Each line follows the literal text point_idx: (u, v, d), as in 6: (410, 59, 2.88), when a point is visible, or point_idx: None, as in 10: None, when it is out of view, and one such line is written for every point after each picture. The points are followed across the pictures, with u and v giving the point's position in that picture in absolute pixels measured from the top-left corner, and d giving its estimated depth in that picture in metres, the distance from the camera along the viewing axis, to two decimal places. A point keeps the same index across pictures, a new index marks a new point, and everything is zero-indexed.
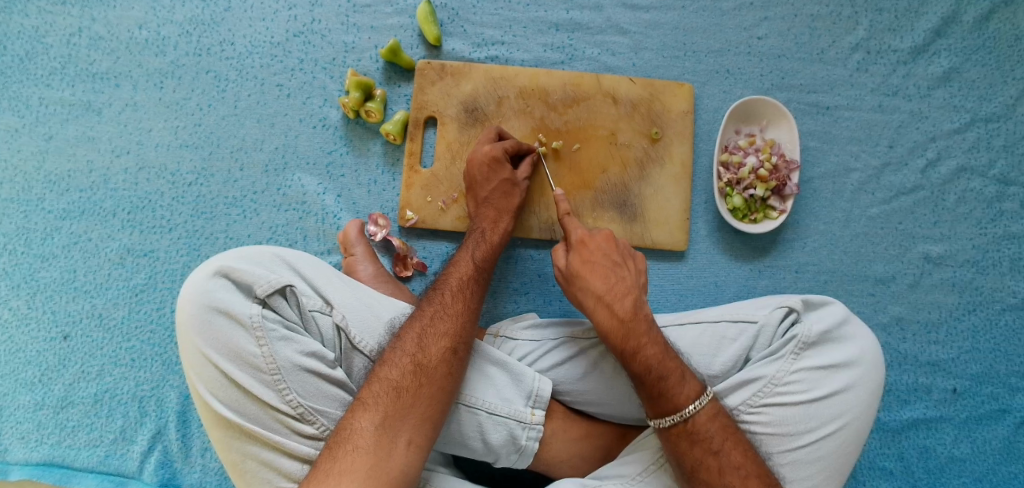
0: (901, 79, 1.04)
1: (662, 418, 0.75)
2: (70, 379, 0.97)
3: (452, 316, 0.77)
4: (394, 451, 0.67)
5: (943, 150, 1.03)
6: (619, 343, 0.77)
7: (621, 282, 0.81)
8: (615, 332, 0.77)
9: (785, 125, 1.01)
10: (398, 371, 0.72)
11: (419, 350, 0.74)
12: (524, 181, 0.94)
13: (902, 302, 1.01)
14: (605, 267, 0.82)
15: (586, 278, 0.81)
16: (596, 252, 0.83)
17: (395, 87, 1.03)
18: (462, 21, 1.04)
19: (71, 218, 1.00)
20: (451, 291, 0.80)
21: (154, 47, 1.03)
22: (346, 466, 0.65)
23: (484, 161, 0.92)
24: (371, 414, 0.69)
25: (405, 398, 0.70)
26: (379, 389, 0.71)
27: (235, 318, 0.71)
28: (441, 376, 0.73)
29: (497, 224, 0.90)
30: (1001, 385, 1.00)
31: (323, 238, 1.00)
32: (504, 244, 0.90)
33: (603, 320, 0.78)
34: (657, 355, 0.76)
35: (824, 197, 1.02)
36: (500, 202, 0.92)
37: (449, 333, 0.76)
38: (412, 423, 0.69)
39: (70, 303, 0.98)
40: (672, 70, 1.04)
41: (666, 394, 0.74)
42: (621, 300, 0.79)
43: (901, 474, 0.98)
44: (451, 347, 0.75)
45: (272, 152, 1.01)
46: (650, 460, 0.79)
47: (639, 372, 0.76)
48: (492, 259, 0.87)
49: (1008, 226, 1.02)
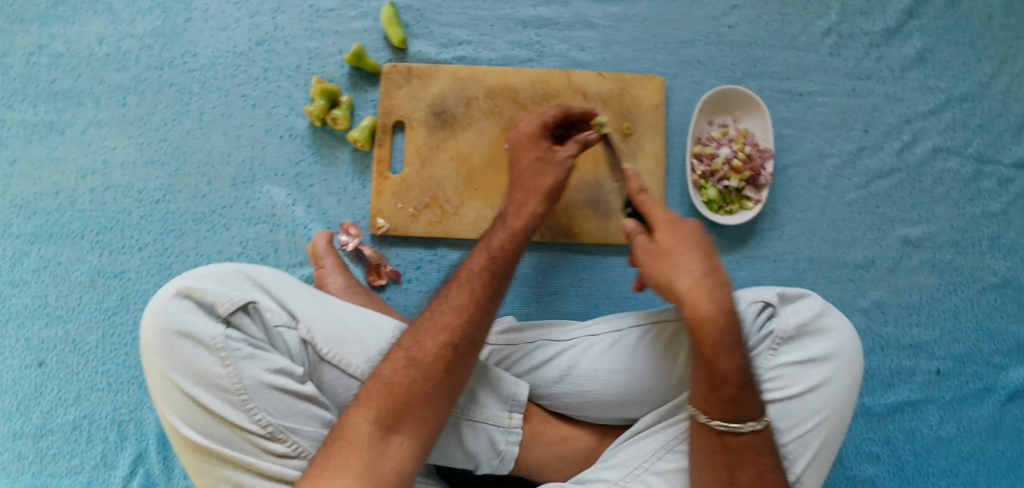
0: (875, 61, 1.03)
1: (727, 423, 0.69)
2: (47, 406, 0.96)
3: (456, 308, 0.72)
4: (389, 447, 0.65)
5: (920, 131, 1.02)
6: (713, 337, 0.68)
7: (722, 270, 0.71)
8: (709, 321, 0.68)
9: (758, 114, 0.99)
10: (392, 368, 0.69)
11: (415, 344, 0.70)
12: (564, 160, 0.85)
13: (882, 286, 1.00)
14: (699, 251, 0.72)
15: (677, 256, 0.72)
16: (686, 232, 0.74)
17: (361, 92, 1.01)
18: (427, 21, 1.02)
19: (40, 242, 0.99)
20: (459, 284, 0.75)
21: (115, 62, 1.02)
22: (338, 463, 0.63)
23: (520, 137, 0.88)
24: (364, 410, 0.66)
25: (398, 397, 0.67)
26: (372, 385, 0.68)
27: (198, 340, 0.71)
28: (438, 373, 0.69)
29: (524, 207, 0.82)
30: (985, 364, 1.00)
31: (295, 250, 0.98)
32: (531, 230, 0.82)
33: (703, 304, 0.68)
34: (738, 353, 0.69)
35: (799, 184, 1.01)
36: (531, 181, 0.84)
37: (449, 327, 0.71)
38: (410, 420, 0.66)
39: (43, 329, 0.97)
40: (643, 62, 1.02)
41: (742, 403, 0.69)
42: (723, 286, 0.70)
43: (888, 458, 0.98)
44: (451, 342, 0.70)
45: (240, 165, 1.00)
46: (633, 464, 0.79)
47: (727, 373, 0.68)
48: (517, 248, 0.80)
49: (987, 204, 1.01)
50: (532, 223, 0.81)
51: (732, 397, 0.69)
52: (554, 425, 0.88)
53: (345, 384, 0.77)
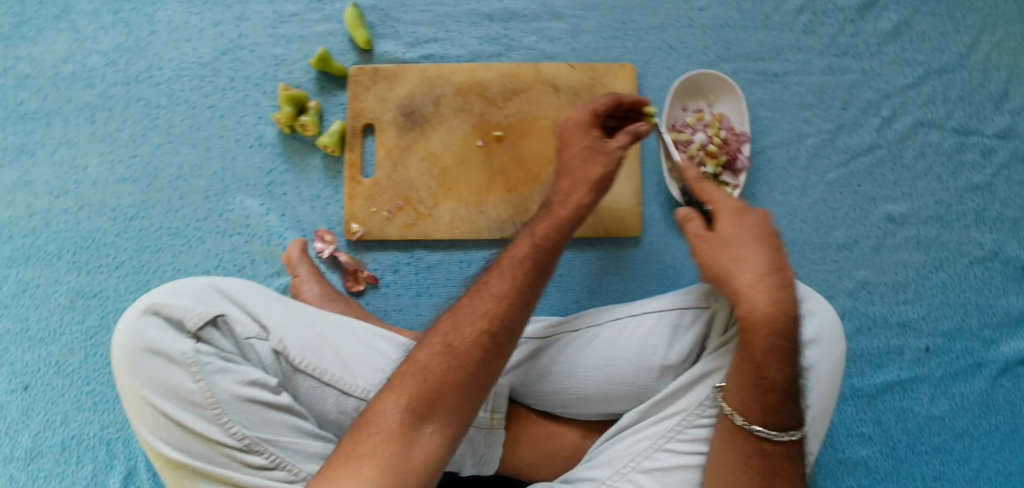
0: (850, 37, 1.01)
1: (768, 430, 0.68)
2: (35, 429, 0.95)
3: (494, 296, 0.67)
4: (418, 437, 0.60)
5: (899, 106, 1.00)
6: (765, 339, 0.67)
7: (787, 270, 0.70)
8: (764, 322, 0.67)
9: (732, 98, 0.98)
10: (428, 353, 0.64)
11: (452, 331, 0.65)
12: (616, 151, 0.80)
13: (867, 265, 0.99)
14: (766, 254, 0.70)
15: (741, 251, 0.71)
16: (750, 224, 0.73)
17: (329, 96, 1.00)
18: (392, 21, 1.01)
19: (18, 265, 0.99)
20: (500, 270, 0.69)
21: (82, 81, 1.01)
22: (366, 451, 0.58)
23: (572, 125, 0.83)
24: (396, 396, 0.61)
25: (432, 383, 0.62)
26: (406, 370, 0.63)
27: (168, 357, 0.70)
28: (475, 361, 0.63)
29: (571, 196, 0.77)
30: (974, 339, 0.98)
31: (271, 260, 0.97)
32: (576, 220, 0.77)
33: (761, 302, 0.67)
34: (789, 362, 0.67)
35: (778, 166, 0.99)
36: (579, 169, 0.79)
37: (488, 315, 0.65)
38: (443, 409, 0.61)
39: (27, 353, 0.97)
40: (614, 50, 1.01)
41: (782, 411, 0.68)
42: (786, 288, 0.68)
43: (881, 439, 0.96)
44: (490, 330, 0.65)
45: (211, 177, 0.99)
46: (621, 463, 0.75)
47: (773, 377, 0.67)
48: (561, 236, 0.74)
49: (970, 177, 0.99)
50: (579, 213, 0.77)
51: (779, 404, 0.67)
52: (537, 423, 0.87)
53: (320, 393, 0.76)
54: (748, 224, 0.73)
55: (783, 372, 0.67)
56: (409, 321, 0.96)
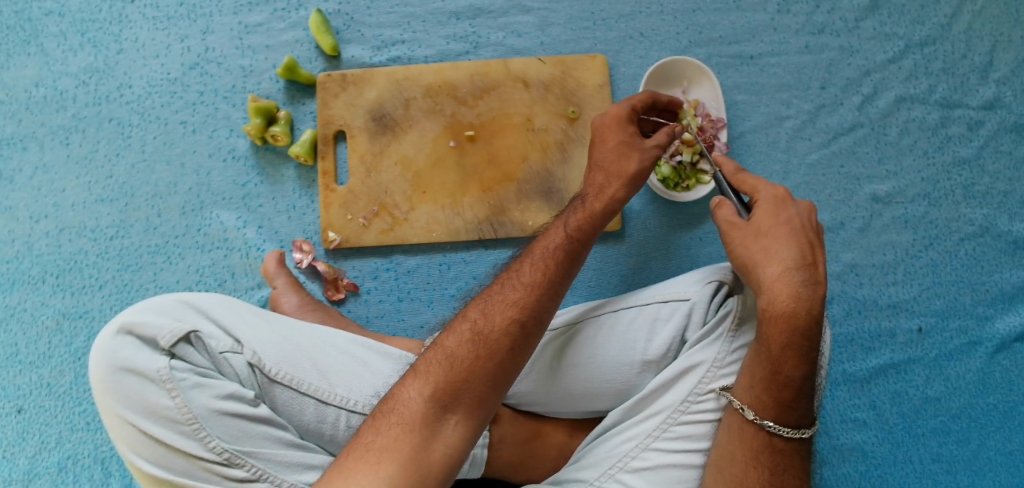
0: (826, 14, 0.99)
1: (779, 424, 0.66)
2: (31, 451, 0.95)
3: (525, 285, 0.66)
4: (441, 428, 0.58)
5: (880, 83, 0.98)
6: (781, 335, 0.67)
7: (819, 267, 0.69)
8: (784, 316, 0.67)
9: (707, 83, 0.96)
10: (456, 340, 0.63)
11: (483, 318, 0.64)
12: (653, 149, 0.80)
13: (854, 247, 0.97)
14: (795, 251, 0.69)
15: (772, 245, 0.70)
16: (788, 217, 0.72)
17: (299, 105, 0.99)
18: (358, 25, 1.00)
19: (3, 290, 0.99)
20: (532, 260, 0.69)
21: (54, 103, 1.01)
22: (388, 442, 0.57)
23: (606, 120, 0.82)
24: (421, 383, 0.60)
25: (459, 371, 0.60)
26: (434, 356, 0.62)
27: (143, 375, 0.69)
28: (505, 351, 0.62)
29: (604, 190, 0.77)
30: (968, 317, 0.96)
31: (251, 272, 0.97)
32: (609, 214, 0.76)
33: (781, 296, 0.67)
34: (806, 358, 0.66)
35: (758, 150, 0.97)
36: (614, 164, 0.78)
37: (519, 303, 0.65)
38: (467, 398, 0.60)
39: (17, 376, 0.97)
40: (583, 42, 0.99)
41: (793, 408, 0.66)
42: (812, 285, 0.67)
43: (876, 423, 0.94)
44: (519, 319, 0.64)
45: (187, 193, 0.99)
46: (608, 463, 0.72)
47: (785, 372, 0.66)
48: (592, 229, 0.74)
49: (956, 151, 0.97)
50: (613, 208, 0.76)
51: (792, 400, 0.66)
52: (523, 424, 0.85)
53: (298, 404, 0.75)
54: (784, 216, 0.72)
55: (800, 369, 0.66)
56: (391, 326, 0.96)
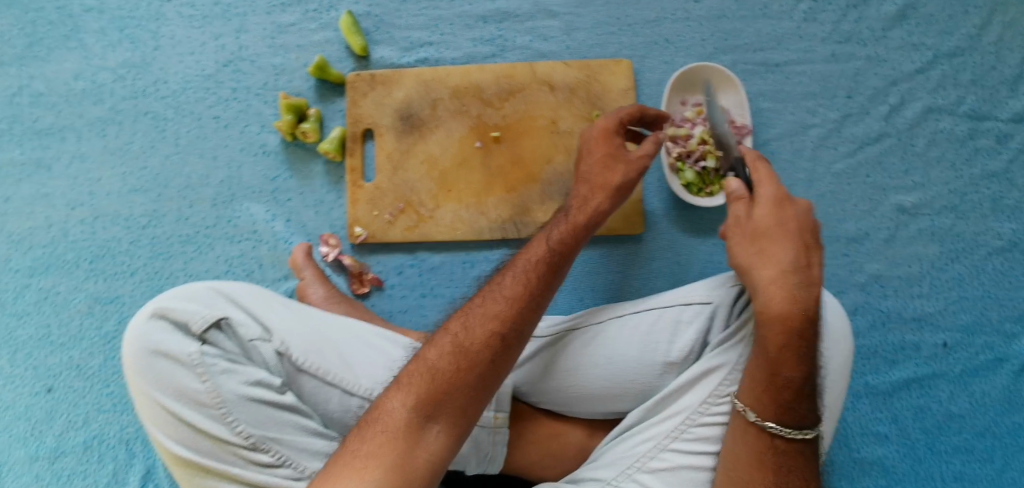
0: (853, 24, 0.99)
1: (780, 426, 0.66)
2: (59, 429, 0.97)
3: (507, 298, 0.66)
4: (425, 437, 0.58)
5: (907, 93, 0.97)
6: (780, 338, 0.66)
7: (815, 269, 0.69)
8: (780, 318, 0.66)
9: (733, 89, 0.96)
10: (437, 352, 0.62)
11: (464, 331, 0.64)
12: (638, 159, 0.79)
13: (879, 258, 0.96)
14: (792, 253, 0.69)
15: (768, 246, 0.70)
16: (786, 219, 0.71)
17: (329, 103, 1.01)
18: (387, 26, 1.02)
19: (38, 275, 1.01)
20: (513, 273, 0.69)
21: (92, 96, 1.04)
22: (373, 450, 0.57)
23: (595, 134, 0.82)
24: (404, 393, 0.60)
25: (440, 382, 0.60)
26: (416, 368, 0.62)
27: (176, 358, 0.71)
28: (485, 363, 0.62)
29: (588, 204, 0.76)
30: (995, 333, 0.94)
31: (278, 265, 0.99)
32: (593, 226, 0.76)
33: (778, 298, 0.67)
34: (805, 360, 0.66)
35: (783, 159, 0.97)
36: (599, 176, 0.78)
37: (500, 316, 0.65)
38: (450, 408, 0.60)
39: (49, 357, 1.00)
40: (609, 47, 1.00)
41: (793, 410, 0.66)
42: (809, 287, 0.68)
43: (898, 438, 0.93)
44: (500, 332, 0.64)
45: (218, 185, 1.01)
46: (626, 463, 0.72)
47: (784, 374, 0.66)
48: (576, 243, 0.73)
49: (985, 164, 0.96)
50: (595, 221, 0.76)
51: (792, 401, 0.66)
52: (541, 423, 0.86)
53: (323, 393, 0.77)
54: (782, 218, 0.71)
55: (798, 371, 0.66)
56: (413, 322, 0.97)
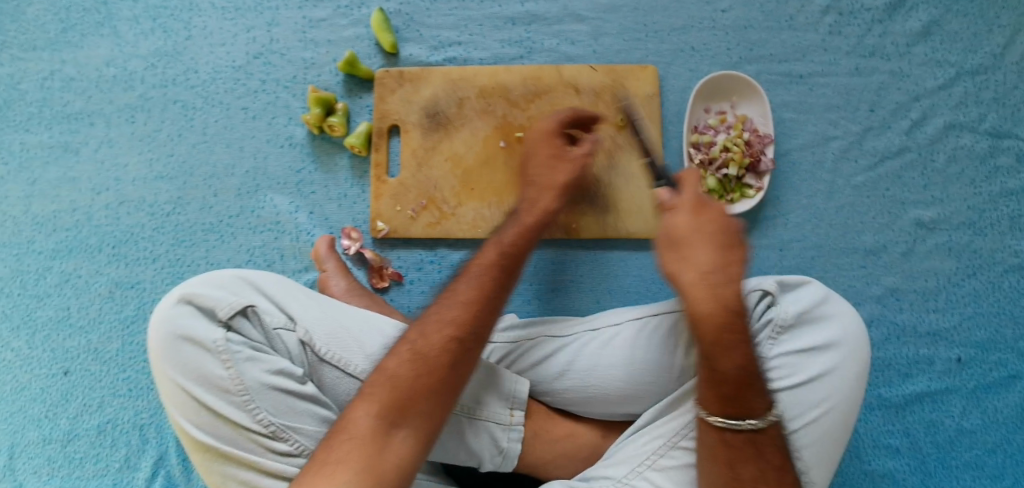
0: (878, 38, 1.00)
1: (733, 420, 0.63)
2: (73, 412, 0.98)
3: (462, 303, 0.66)
4: (390, 443, 0.58)
5: (929, 109, 0.98)
6: (711, 339, 0.62)
7: (731, 267, 0.64)
8: (704, 321, 0.63)
9: (756, 100, 0.98)
10: (396, 360, 0.63)
11: (420, 337, 0.64)
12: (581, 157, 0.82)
13: (896, 272, 0.97)
14: (710, 252, 0.65)
15: (688, 248, 0.66)
16: (705, 219, 0.67)
17: (356, 98, 1.03)
18: (417, 25, 1.03)
19: (61, 257, 1.02)
20: (468, 280, 0.69)
21: (122, 83, 1.06)
22: (340, 457, 0.57)
23: (539, 135, 0.84)
24: (366, 403, 0.60)
25: (402, 389, 0.60)
26: (377, 378, 0.62)
27: (201, 344, 0.71)
28: (445, 369, 0.62)
29: (536, 204, 0.78)
30: (1009, 350, 0.95)
31: (300, 256, 1.00)
32: (542, 226, 0.78)
33: (702, 302, 0.63)
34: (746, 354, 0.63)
35: (804, 170, 0.98)
36: (544, 177, 0.81)
37: (456, 320, 0.65)
38: (416, 414, 0.60)
39: (67, 340, 1.00)
40: (635, 53, 1.01)
41: (745, 403, 0.63)
42: (729, 286, 0.64)
43: (909, 451, 0.93)
44: (457, 337, 0.64)
45: (244, 176, 1.02)
46: (637, 461, 0.73)
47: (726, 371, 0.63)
48: (528, 244, 0.75)
49: (1005, 182, 0.97)
50: (545, 219, 0.78)
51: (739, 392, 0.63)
52: (556, 422, 0.86)
53: (344, 384, 0.78)
54: (701, 218, 0.67)
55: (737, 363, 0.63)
56: None
